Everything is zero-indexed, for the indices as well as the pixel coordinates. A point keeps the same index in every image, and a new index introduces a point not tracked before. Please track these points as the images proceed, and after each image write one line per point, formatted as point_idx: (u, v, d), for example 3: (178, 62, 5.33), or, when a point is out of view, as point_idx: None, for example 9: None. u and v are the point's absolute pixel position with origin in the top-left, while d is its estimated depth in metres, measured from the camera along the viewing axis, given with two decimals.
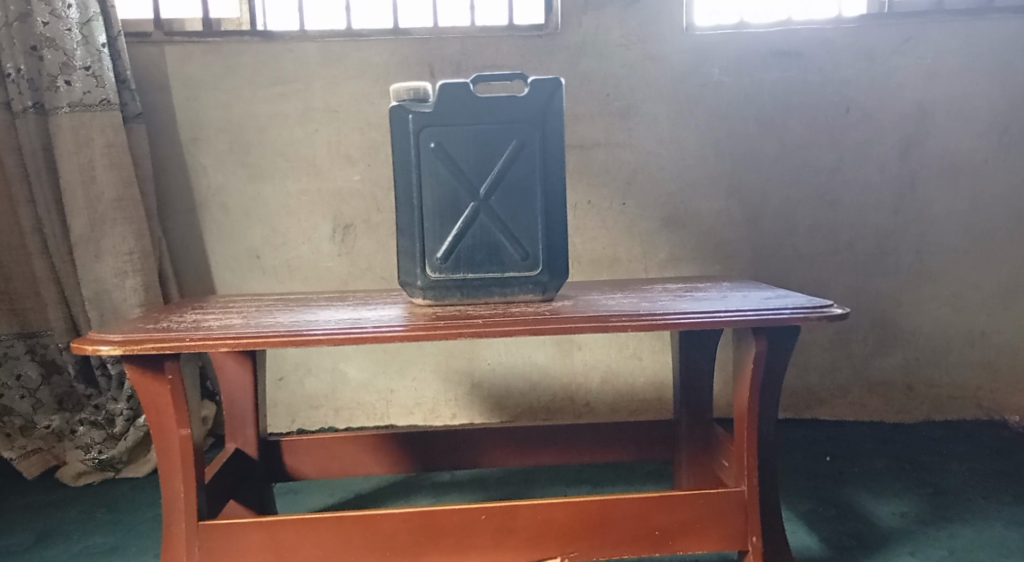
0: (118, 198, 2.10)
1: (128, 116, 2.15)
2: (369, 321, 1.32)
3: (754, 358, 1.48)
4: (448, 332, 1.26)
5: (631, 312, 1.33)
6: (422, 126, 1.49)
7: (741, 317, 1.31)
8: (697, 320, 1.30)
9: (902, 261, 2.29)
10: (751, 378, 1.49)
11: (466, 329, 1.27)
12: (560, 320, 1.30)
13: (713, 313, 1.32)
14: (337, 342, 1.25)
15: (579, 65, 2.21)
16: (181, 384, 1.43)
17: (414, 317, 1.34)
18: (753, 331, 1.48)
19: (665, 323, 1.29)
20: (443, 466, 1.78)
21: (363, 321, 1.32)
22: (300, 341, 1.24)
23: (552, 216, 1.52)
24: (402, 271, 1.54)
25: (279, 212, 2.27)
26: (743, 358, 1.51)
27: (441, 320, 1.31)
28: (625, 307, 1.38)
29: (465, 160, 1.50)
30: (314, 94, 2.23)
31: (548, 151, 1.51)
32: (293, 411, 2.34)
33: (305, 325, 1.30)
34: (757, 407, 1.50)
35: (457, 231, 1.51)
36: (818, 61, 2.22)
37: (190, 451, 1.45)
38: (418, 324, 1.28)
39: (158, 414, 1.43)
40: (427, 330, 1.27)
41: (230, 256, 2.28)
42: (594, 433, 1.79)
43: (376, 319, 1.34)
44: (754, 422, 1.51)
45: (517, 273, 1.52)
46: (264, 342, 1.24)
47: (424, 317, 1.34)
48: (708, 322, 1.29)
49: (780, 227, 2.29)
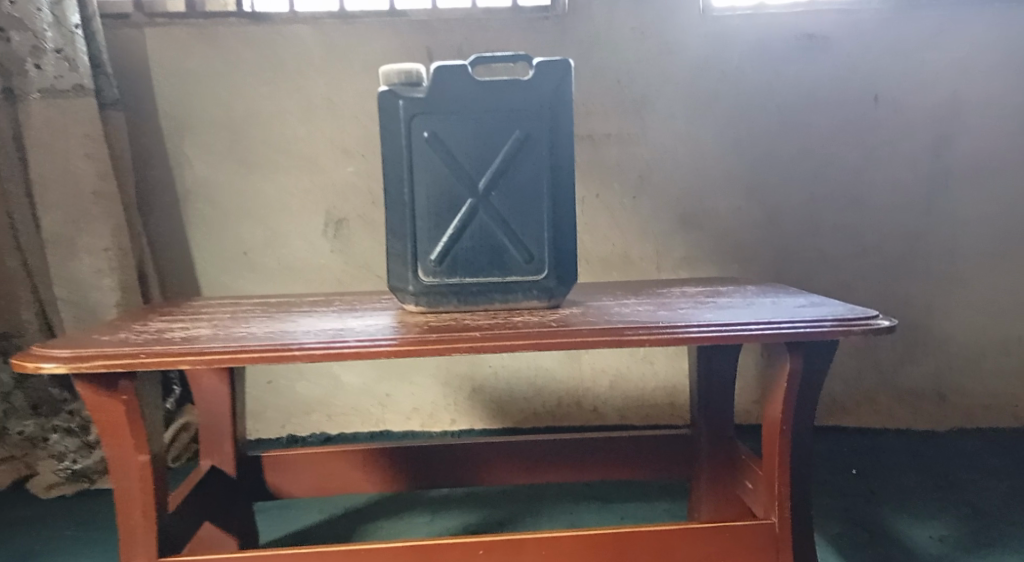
0: (95, 191, 1.96)
1: (106, 103, 2.00)
2: (355, 333, 1.16)
3: (790, 376, 1.33)
4: (445, 350, 1.11)
5: (651, 323, 1.17)
6: (415, 113, 1.34)
7: (774, 331, 1.15)
8: (725, 334, 1.14)
9: (931, 261, 2.14)
10: (784, 396, 1.33)
11: (464, 345, 1.12)
12: (570, 331, 1.14)
13: (745, 326, 1.16)
14: (317, 358, 1.10)
15: (589, 53, 2.05)
16: (137, 402, 1.27)
17: (406, 329, 1.19)
18: (788, 345, 1.32)
19: (691, 336, 1.13)
20: (442, 484, 1.64)
21: (348, 332, 1.17)
22: (273, 355, 1.09)
23: (560, 214, 1.37)
24: (393, 275, 1.38)
25: (269, 207, 2.14)
26: (775, 375, 1.35)
27: (437, 333, 1.16)
28: (643, 316, 1.22)
29: (464, 151, 1.36)
30: (306, 81, 2.08)
31: (556, 142, 1.36)
32: (284, 416, 2.21)
33: (282, 337, 1.15)
34: (791, 429, 1.34)
35: (454, 231, 1.36)
36: (844, 48, 2.07)
37: (151, 477, 1.30)
38: (411, 337, 1.13)
39: (115, 436, 1.27)
40: (421, 343, 1.12)
41: (218, 253, 2.15)
42: (606, 449, 1.64)
43: (363, 330, 1.19)
44: (787, 444, 1.35)
45: (521, 278, 1.37)
46: (233, 360, 1.08)
47: (417, 328, 1.20)
48: (740, 337, 1.13)
49: (804, 226, 2.13)
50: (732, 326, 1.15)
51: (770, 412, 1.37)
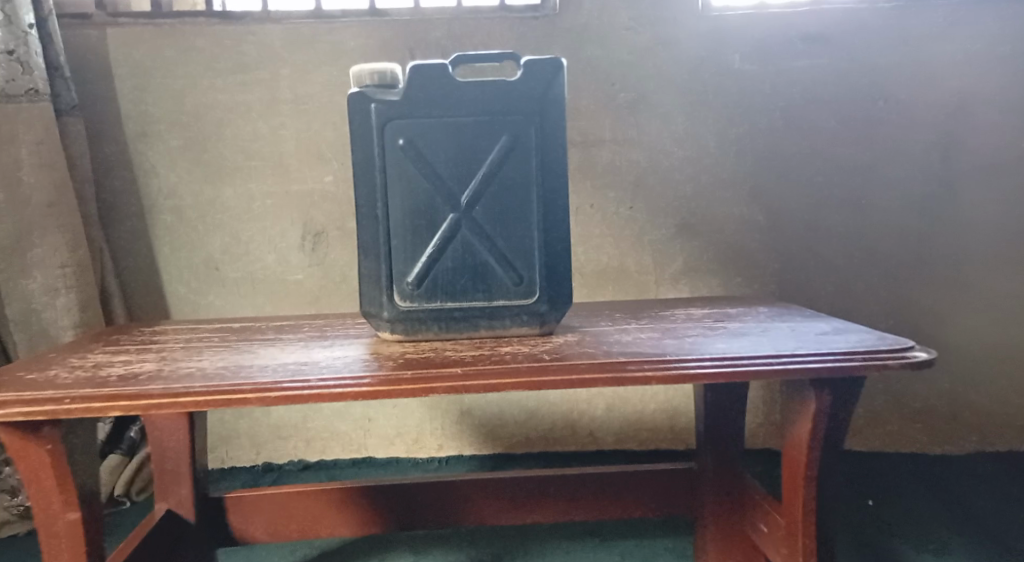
0: (50, 204, 1.81)
1: (63, 108, 1.86)
2: (318, 368, 1.02)
3: (815, 415, 1.17)
4: (421, 390, 0.96)
5: (657, 354, 1.03)
6: (389, 118, 1.20)
7: (797, 366, 1.00)
8: (741, 370, 1.00)
9: (945, 273, 2.01)
10: (809, 439, 1.18)
11: (444, 383, 0.97)
12: (563, 366, 1.00)
13: (764, 360, 1.01)
14: (272, 402, 0.95)
15: (582, 53, 1.92)
16: (66, 452, 1.13)
17: (379, 362, 1.04)
18: (812, 381, 1.16)
19: (701, 373, 0.99)
20: (423, 524, 1.49)
21: (310, 367, 1.03)
22: (219, 400, 0.94)
23: (552, 230, 1.23)
24: (364, 299, 1.24)
25: (241, 219, 1.99)
26: (797, 413, 1.19)
27: (413, 366, 1.02)
28: (647, 346, 1.08)
29: (444, 160, 1.22)
30: (280, 84, 1.94)
31: (547, 150, 1.22)
32: (259, 442, 2.06)
33: (233, 374, 1.00)
34: (816, 475, 1.19)
35: (433, 250, 1.22)
36: (852, 47, 1.94)
37: (83, 537, 1.16)
38: (382, 374, 0.99)
39: (41, 491, 1.13)
40: (394, 382, 0.97)
41: (186, 269, 2.01)
42: (603, 484, 1.50)
43: (328, 364, 1.04)
44: (812, 491, 1.20)
45: (509, 302, 1.23)
46: (171, 405, 0.94)
47: (391, 361, 1.05)
48: (757, 373, 0.99)
49: (812, 237, 2.00)
50: (748, 360, 1.01)
51: (791, 455, 1.21)
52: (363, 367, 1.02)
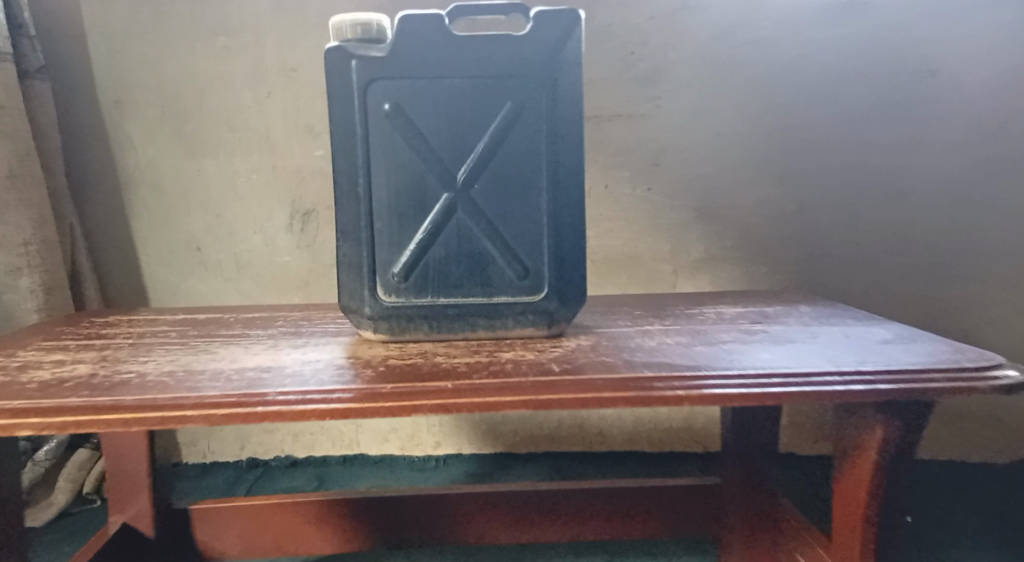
0: (9, 174, 1.61)
1: (28, 71, 1.68)
2: (281, 377, 0.85)
3: (879, 446, 0.99)
4: (404, 409, 0.80)
5: (691, 367, 0.86)
6: (374, 79, 1.03)
7: (866, 385, 0.83)
8: (794, 390, 0.82)
9: (988, 266, 1.78)
10: (871, 474, 0.99)
11: (432, 400, 0.81)
12: (574, 381, 0.83)
13: (823, 378, 0.83)
14: (216, 423, 0.79)
15: (597, 18, 1.74)
16: None
17: (355, 371, 0.87)
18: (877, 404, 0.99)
19: (746, 393, 0.82)
20: (413, 541, 1.33)
21: (272, 374, 0.86)
22: (153, 419, 0.79)
23: (563, 214, 1.06)
24: (343, 292, 1.07)
25: (224, 197, 1.82)
26: (854, 442, 1.01)
27: (397, 376, 0.85)
28: (677, 353, 0.91)
29: (438, 131, 1.05)
30: (265, 49, 1.76)
31: (560, 119, 1.05)
32: (243, 436, 1.90)
33: (178, 382, 0.83)
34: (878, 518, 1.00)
35: (424, 236, 1.06)
36: (889, 13, 1.72)
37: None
38: (359, 388, 0.82)
39: None
40: (368, 401, 0.81)
41: (166, 249, 1.84)
42: (614, 498, 1.34)
43: (295, 371, 0.87)
44: (871, 531, 1.01)
45: (512, 298, 1.06)
46: (93, 424, 0.79)
47: (372, 368, 0.88)
48: (815, 395, 0.82)
49: (852, 222, 1.79)
50: (803, 377, 0.83)
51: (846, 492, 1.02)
52: (335, 377, 0.85)
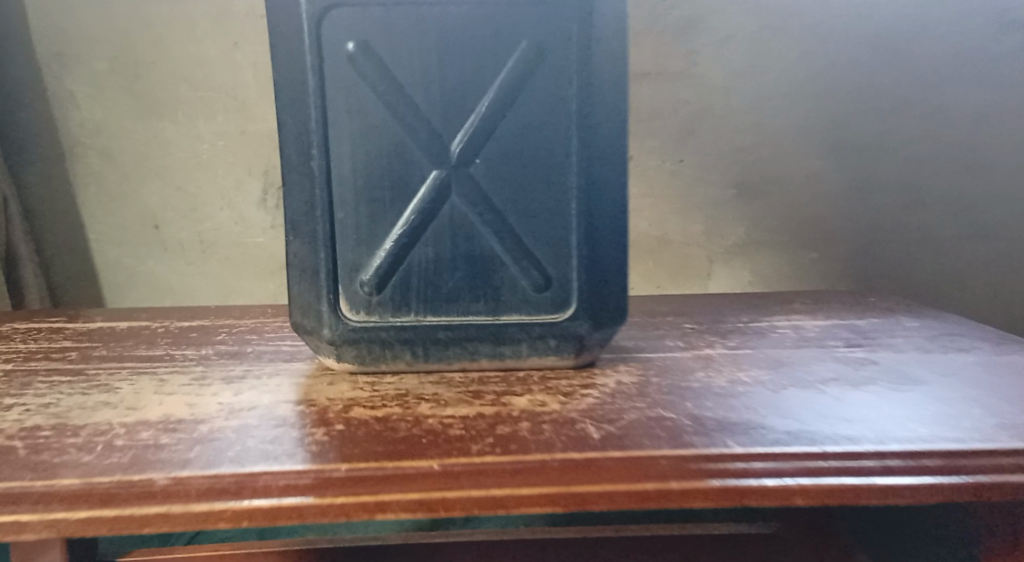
0: None
1: None
2: (182, 447, 0.63)
3: None
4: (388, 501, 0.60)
5: (802, 442, 0.64)
6: (334, 9, 0.76)
7: (1002, 472, 0.62)
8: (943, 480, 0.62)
9: None
10: None
11: (426, 492, 0.61)
12: (619, 463, 0.62)
13: (949, 461, 0.62)
14: (68, 532, 0.59)
15: None
16: None
17: (299, 441, 0.64)
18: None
19: (833, 484, 0.62)
20: None
21: (172, 446, 0.63)
22: None
23: (598, 204, 0.79)
24: (294, 308, 0.80)
25: (190, 163, 1.39)
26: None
27: (378, 446, 0.64)
28: (777, 408, 0.68)
29: (425, 88, 0.78)
30: None
31: (594, 71, 0.78)
32: None
33: (25, 463, 0.61)
34: None
35: (405, 231, 0.79)
36: None
37: None
38: (326, 472, 0.61)
39: None
40: (322, 498, 0.60)
41: (118, 227, 1.41)
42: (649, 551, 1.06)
43: (205, 444, 0.63)
44: None
45: (525, 317, 0.80)
46: None
47: (340, 432, 0.65)
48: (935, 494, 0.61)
49: (940, 200, 1.37)
50: (920, 461, 0.62)
51: None
52: (264, 448, 0.63)
